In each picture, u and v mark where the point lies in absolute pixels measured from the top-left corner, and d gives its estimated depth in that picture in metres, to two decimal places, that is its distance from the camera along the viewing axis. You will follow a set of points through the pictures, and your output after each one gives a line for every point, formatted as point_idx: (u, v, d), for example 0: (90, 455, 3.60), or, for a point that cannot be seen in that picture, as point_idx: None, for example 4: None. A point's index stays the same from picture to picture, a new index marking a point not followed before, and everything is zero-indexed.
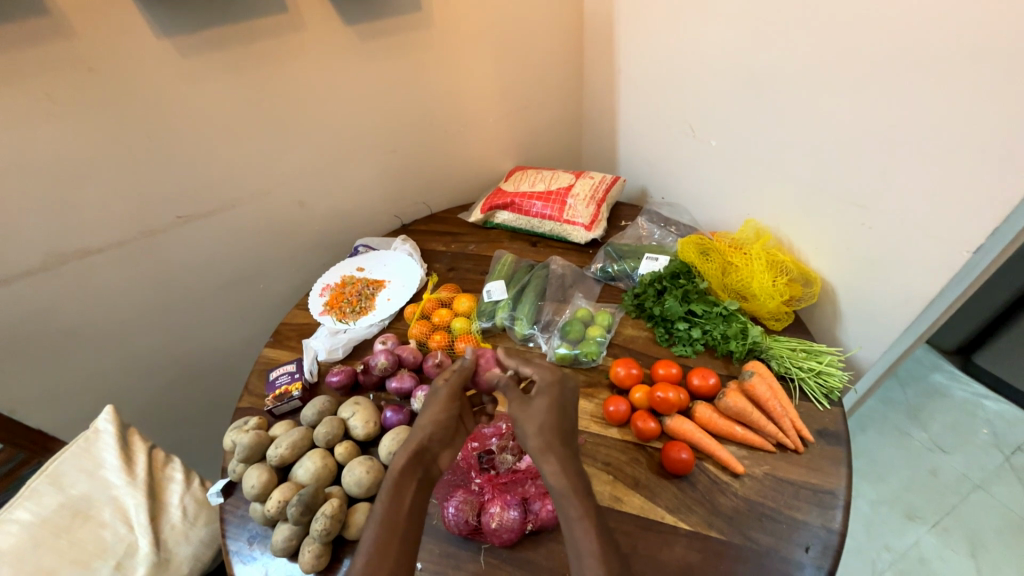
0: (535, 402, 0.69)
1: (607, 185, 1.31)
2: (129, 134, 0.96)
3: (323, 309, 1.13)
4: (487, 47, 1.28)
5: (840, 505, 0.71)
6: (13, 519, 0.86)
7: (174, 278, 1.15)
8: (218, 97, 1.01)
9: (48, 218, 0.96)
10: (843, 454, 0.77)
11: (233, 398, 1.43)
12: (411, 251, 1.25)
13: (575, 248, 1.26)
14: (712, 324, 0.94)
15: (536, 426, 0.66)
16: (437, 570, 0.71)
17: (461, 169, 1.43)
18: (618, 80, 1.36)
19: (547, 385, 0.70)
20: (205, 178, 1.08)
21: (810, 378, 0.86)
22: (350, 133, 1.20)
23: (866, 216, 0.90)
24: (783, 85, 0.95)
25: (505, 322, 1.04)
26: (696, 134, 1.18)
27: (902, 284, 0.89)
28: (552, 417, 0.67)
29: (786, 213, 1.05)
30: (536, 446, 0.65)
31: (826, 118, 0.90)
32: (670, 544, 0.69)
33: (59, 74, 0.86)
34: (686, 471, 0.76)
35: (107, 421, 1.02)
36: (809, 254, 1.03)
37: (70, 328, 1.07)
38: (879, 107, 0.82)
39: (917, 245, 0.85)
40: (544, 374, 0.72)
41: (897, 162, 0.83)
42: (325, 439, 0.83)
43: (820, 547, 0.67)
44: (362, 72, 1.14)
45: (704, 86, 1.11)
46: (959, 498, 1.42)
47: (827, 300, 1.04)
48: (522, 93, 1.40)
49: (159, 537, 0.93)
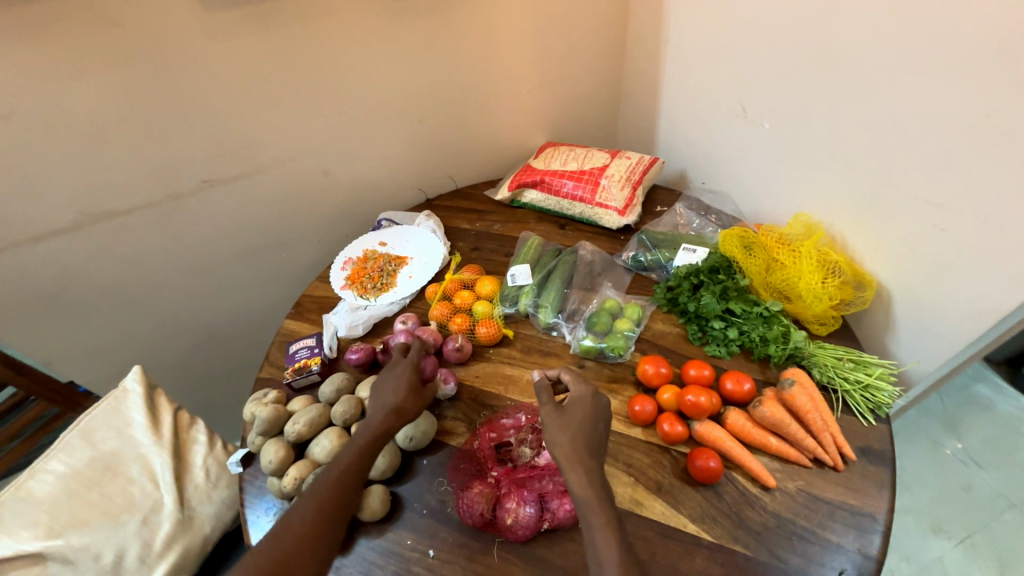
0: (571, 411, 0.70)
1: (644, 167, 1.23)
2: (154, 93, 0.93)
3: (344, 283, 1.11)
4: (525, 10, 1.19)
5: (879, 531, 0.66)
6: (49, 470, 0.90)
7: (199, 243, 1.14)
8: (243, 56, 0.97)
9: (75, 177, 0.95)
10: (887, 476, 0.72)
11: (255, 363, 1.45)
12: (435, 228, 1.21)
13: (606, 233, 1.19)
14: (751, 325, 0.88)
15: (567, 436, 0.67)
16: (449, 559, 0.70)
17: (490, 142, 1.36)
18: (664, 52, 1.25)
19: (584, 397, 0.71)
20: (230, 142, 1.05)
21: (856, 391, 0.80)
22: (377, 100, 1.15)
23: (941, 216, 0.81)
24: (857, 62, 0.84)
25: (529, 309, 1.00)
26: (747, 115, 1.08)
27: (973, 294, 0.81)
28: (587, 429, 0.68)
29: (843, 208, 0.96)
30: (565, 454, 0.65)
31: (905, 102, 0.80)
32: (692, 555, 0.66)
33: (82, 26, 0.83)
34: (713, 480, 0.72)
35: (134, 381, 1.05)
36: (864, 254, 0.95)
37: (99, 287, 1.08)
38: (974, 91, 0.72)
39: (997, 252, 0.76)
40: (580, 387, 0.73)
41: (986, 156, 0.73)
42: (342, 418, 0.82)
43: (854, 573, 0.63)
44: (392, 34, 1.08)
45: (762, 61, 1.01)
46: (991, 516, 1.35)
47: (879, 305, 0.96)
48: (559, 62, 1.31)
49: (183, 496, 0.96)
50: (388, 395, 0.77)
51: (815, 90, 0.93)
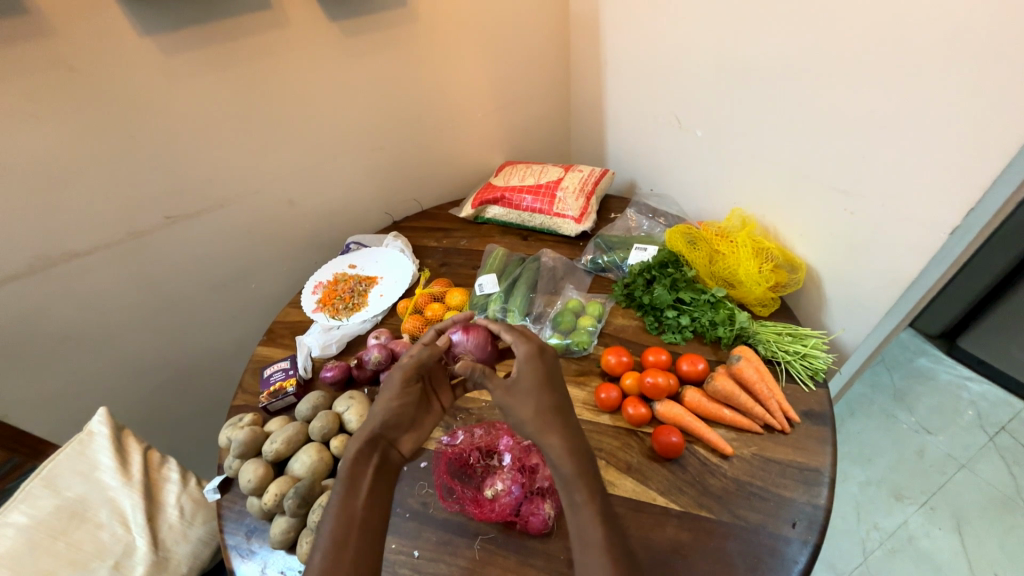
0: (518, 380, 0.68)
1: (596, 178, 1.32)
2: (114, 134, 0.96)
3: (316, 306, 1.13)
4: (475, 42, 1.28)
5: (826, 482, 0.73)
6: (9, 523, 0.83)
7: (164, 278, 1.15)
8: (204, 96, 1.01)
9: (33, 221, 0.95)
10: (828, 433, 0.80)
11: (226, 397, 1.43)
12: (403, 247, 1.26)
13: (566, 240, 1.27)
14: (700, 311, 0.96)
15: (531, 410, 0.65)
16: (433, 557, 0.72)
17: (451, 164, 1.43)
18: (605, 72, 1.36)
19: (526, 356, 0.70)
20: (194, 178, 1.08)
21: (796, 361, 0.89)
22: (338, 130, 1.21)
23: (850, 202, 0.93)
24: (769, 76, 0.96)
25: (498, 314, 1.06)
26: (682, 125, 1.20)
27: (884, 266, 0.92)
28: (545, 396, 0.67)
29: (771, 203, 1.07)
30: (535, 429, 0.64)
31: (809, 109, 0.92)
32: (662, 525, 0.71)
33: (40, 74, 0.85)
34: (676, 454, 0.78)
35: (100, 423, 0.98)
36: (794, 241, 1.06)
37: (58, 332, 1.06)
38: (860, 93, 0.84)
39: (896, 227, 0.87)
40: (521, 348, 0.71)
41: (874, 148, 0.85)
42: (321, 433, 0.84)
43: (806, 522, 0.70)
44: (350, 69, 1.15)
45: (688, 80, 1.13)
46: (945, 478, 1.45)
47: (813, 286, 1.07)
48: (510, 87, 1.41)
49: (156, 536, 0.90)
50: (388, 393, 0.71)
51: (734, 100, 1.05)
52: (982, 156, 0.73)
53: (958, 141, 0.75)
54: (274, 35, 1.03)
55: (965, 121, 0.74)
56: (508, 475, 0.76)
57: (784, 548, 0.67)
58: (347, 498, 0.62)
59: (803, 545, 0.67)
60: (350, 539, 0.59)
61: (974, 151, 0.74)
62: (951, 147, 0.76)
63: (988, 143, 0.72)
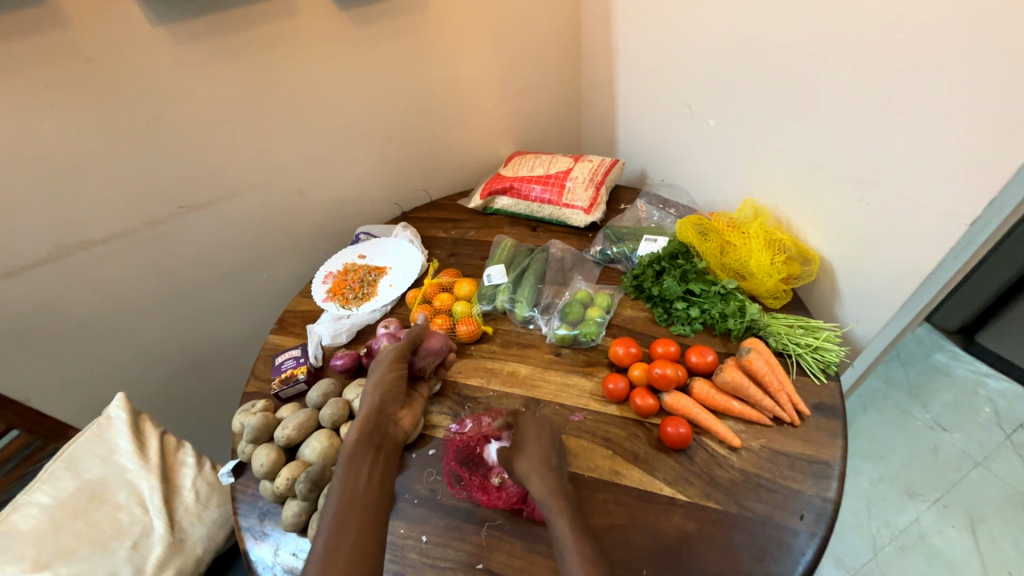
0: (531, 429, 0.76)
1: (606, 168, 1.30)
2: (128, 125, 0.97)
3: (326, 296, 1.14)
4: (484, 30, 1.27)
5: (835, 475, 0.73)
6: (33, 502, 0.86)
7: (178, 268, 1.17)
8: (214, 86, 1.02)
9: (51, 210, 0.97)
10: (838, 427, 0.79)
11: (240, 385, 1.46)
12: (412, 237, 1.27)
13: (575, 231, 1.27)
14: (710, 303, 0.95)
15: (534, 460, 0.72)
16: (441, 541, 0.74)
17: (459, 154, 1.43)
18: (616, 60, 1.34)
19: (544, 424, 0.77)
20: (206, 169, 1.09)
21: (807, 353, 0.88)
22: (347, 120, 1.21)
23: (865, 192, 0.90)
24: (785, 63, 0.94)
25: (506, 305, 1.06)
26: (694, 114, 1.17)
27: (900, 258, 0.90)
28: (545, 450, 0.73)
29: (784, 193, 1.05)
30: (528, 471, 0.70)
31: (826, 96, 0.90)
32: (668, 514, 0.71)
33: (56, 65, 0.86)
34: (684, 445, 0.78)
35: (118, 408, 1.01)
36: (807, 232, 1.04)
37: (77, 319, 1.09)
38: (878, 80, 0.81)
39: (912, 217, 0.85)
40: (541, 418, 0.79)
41: (891, 136, 0.83)
42: (331, 420, 0.85)
43: (814, 515, 0.69)
44: (358, 58, 1.14)
45: (700, 67, 1.11)
46: (959, 475, 1.43)
47: (826, 279, 1.05)
48: (520, 76, 1.39)
49: (173, 518, 0.92)
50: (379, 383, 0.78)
51: (747, 87, 1.02)
52: (1004, 143, 0.71)
53: (980, 130, 0.73)
54: (282, 24, 1.02)
55: (988, 108, 0.71)
56: (516, 464, 0.76)
57: (791, 540, 0.67)
58: (351, 473, 0.66)
59: (811, 537, 0.67)
60: (351, 522, 0.60)
61: (997, 139, 0.71)
62: (973, 136, 0.74)
63: (1010, 131, 0.70)
